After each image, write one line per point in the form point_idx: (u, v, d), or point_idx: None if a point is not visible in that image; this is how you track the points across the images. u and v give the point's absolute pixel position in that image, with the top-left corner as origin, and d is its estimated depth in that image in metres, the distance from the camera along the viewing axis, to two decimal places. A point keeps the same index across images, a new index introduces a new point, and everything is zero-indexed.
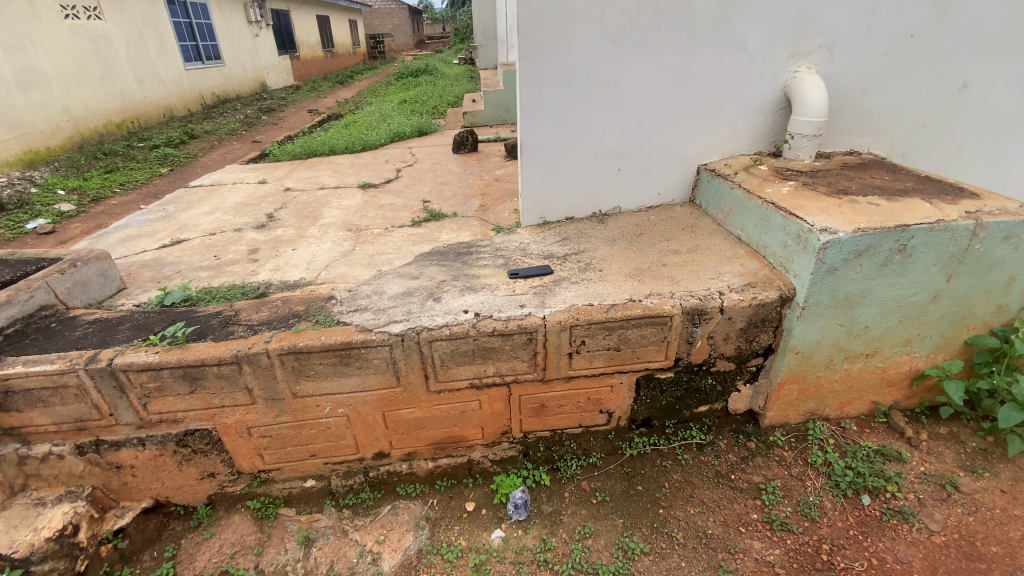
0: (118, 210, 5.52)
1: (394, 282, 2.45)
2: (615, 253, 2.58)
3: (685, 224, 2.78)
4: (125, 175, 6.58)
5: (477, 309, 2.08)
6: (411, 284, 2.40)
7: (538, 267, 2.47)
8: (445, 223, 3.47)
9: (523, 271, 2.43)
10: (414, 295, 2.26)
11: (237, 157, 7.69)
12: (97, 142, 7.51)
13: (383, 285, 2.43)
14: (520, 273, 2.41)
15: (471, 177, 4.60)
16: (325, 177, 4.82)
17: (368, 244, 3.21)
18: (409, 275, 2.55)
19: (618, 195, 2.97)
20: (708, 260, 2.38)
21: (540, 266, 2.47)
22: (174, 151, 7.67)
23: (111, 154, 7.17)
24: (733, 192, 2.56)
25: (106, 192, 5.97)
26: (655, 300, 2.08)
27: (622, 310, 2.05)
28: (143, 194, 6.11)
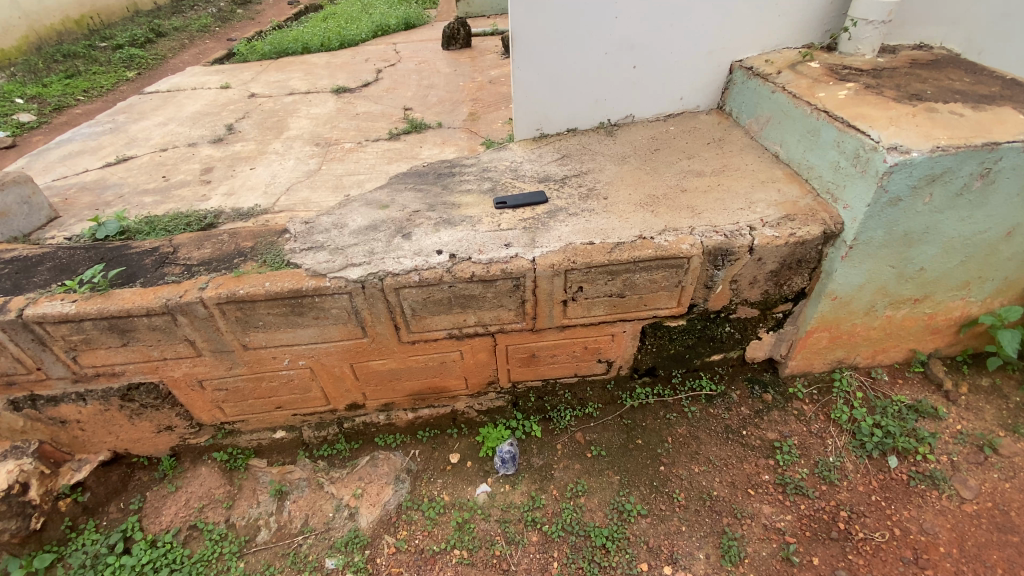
0: (81, 120, 5.01)
1: (358, 212, 2.07)
2: (622, 177, 2.15)
3: (712, 137, 2.31)
4: (87, 79, 5.94)
5: (459, 246, 1.74)
6: (378, 215, 2.03)
7: (535, 194, 2.04)
8: (428, 136, 3.01)
9: (518, 199, 2.01)
10: (382, 229, 1.90)
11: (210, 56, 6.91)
12: (56, 42, 6.75)
13: (347, 215, 2.06)
14: (514, 199, 2.01)
15: (462, 79, 3.99)
16: (296, 80, 4.23)
17: (337, 163, 2.78)
18: (377, 203, 2.16)
19: (631, 101, 2.46)
20: (738, 185, 1.94)
21: (535, 194, 2.04)
22: (140, 50, 6.89)
23: (73, 57, 6.46)
24: (773, 97, 2.07)
25: (69, 99, 5.40)
26: (671, 237, 1.72)
27: (629, 250, 1.69)
28: (109, 101, 5.53)
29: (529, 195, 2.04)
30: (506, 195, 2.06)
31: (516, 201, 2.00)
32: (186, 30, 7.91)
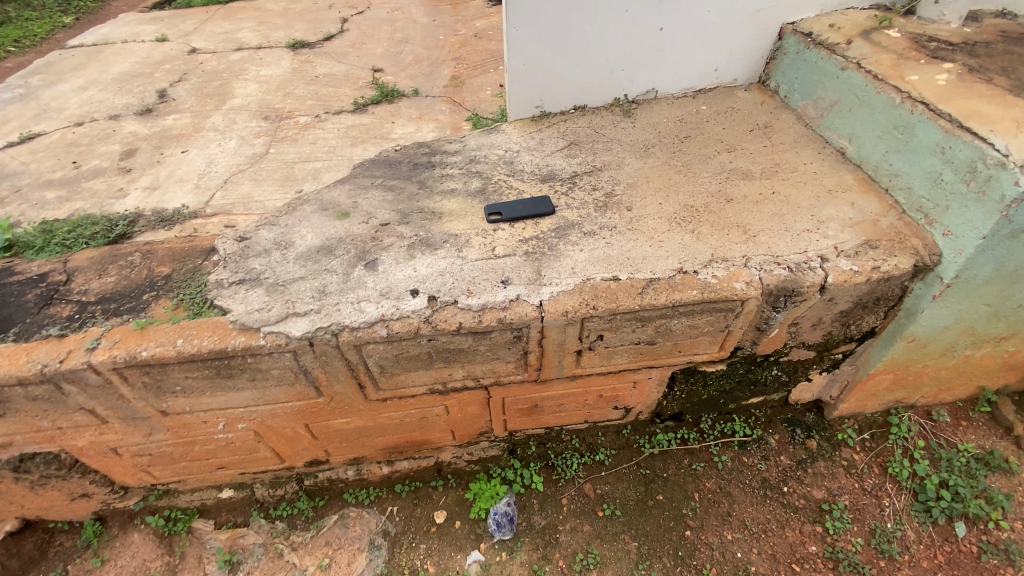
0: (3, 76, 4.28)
1: (308, 224, 1.60)
2: (646, 176, 1.70)
3: (756, 122, 1.85)
4: (9, 24, 5.10)
5: (444, 284, 1.31)
6: (334, 229, 1.56)
7: (541, 202, 1.59)
8: (402, 109, 2.51)
9: (518, 210, 1.56)
10: (337, 254, 1.44)
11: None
12: None
13: (293, 229, 1.59)
14: (513, 210, 1.56)
15: (442, 31, 3.38)
16: (246, 31, 3.58)
17: (289, 145, 2.27)
18: (333, 210, 1.69)
19: (654, 72, 1.97)
20: (798, 194, 1.51)
21: (541, 202, 1.59)
22: None
23: None
24: (842, 75, 1.60)
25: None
26: (722, 271, 1.32)
27: (666, 292, 1.28)
28: (41, 50, 4.74)
29: (532, 204, 1.58)
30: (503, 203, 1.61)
31: (515, 213, 1.55)
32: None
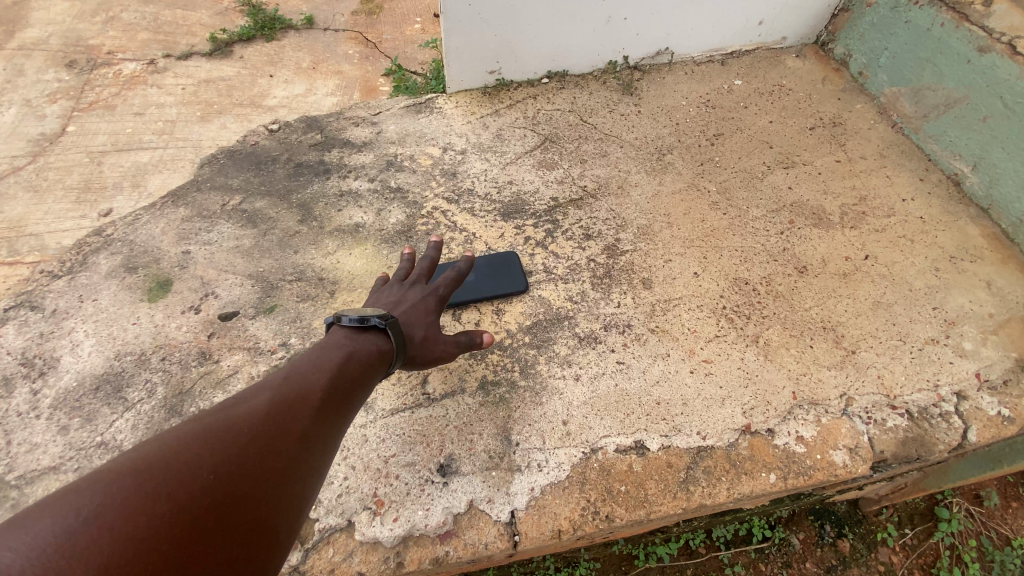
0: None
1: (86, 319, 0.93)
2: (665, 212, 1.09)
3: (817, 115, 1.25)
4: None
5: (340, 478, 0.71)
6: (134, 333, 0.89)
7: (507, 268, 0.97)
8: (287, 54, 1.68)
9: (470, 288, 0.93)
10: (128, 406, 0.81)
11: None
12: None
13: (58, 332, 0.91)
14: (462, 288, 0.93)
15: None
16: None
17: (102, 120, 1.47)
18: (143, 277, 0.99)
19: (671, 22, 1.29)
20: (903, 262, 0.98)
21: (507, 269, 0.97)
22: None
23: None
24: (977, 63, 1.03)
25: None
26: (811, 430, 0.80)
27: (723, 483, 0.75)
28: None
29: (494, 273, 0.96)
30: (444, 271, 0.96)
31: (466, 294, 0.92)
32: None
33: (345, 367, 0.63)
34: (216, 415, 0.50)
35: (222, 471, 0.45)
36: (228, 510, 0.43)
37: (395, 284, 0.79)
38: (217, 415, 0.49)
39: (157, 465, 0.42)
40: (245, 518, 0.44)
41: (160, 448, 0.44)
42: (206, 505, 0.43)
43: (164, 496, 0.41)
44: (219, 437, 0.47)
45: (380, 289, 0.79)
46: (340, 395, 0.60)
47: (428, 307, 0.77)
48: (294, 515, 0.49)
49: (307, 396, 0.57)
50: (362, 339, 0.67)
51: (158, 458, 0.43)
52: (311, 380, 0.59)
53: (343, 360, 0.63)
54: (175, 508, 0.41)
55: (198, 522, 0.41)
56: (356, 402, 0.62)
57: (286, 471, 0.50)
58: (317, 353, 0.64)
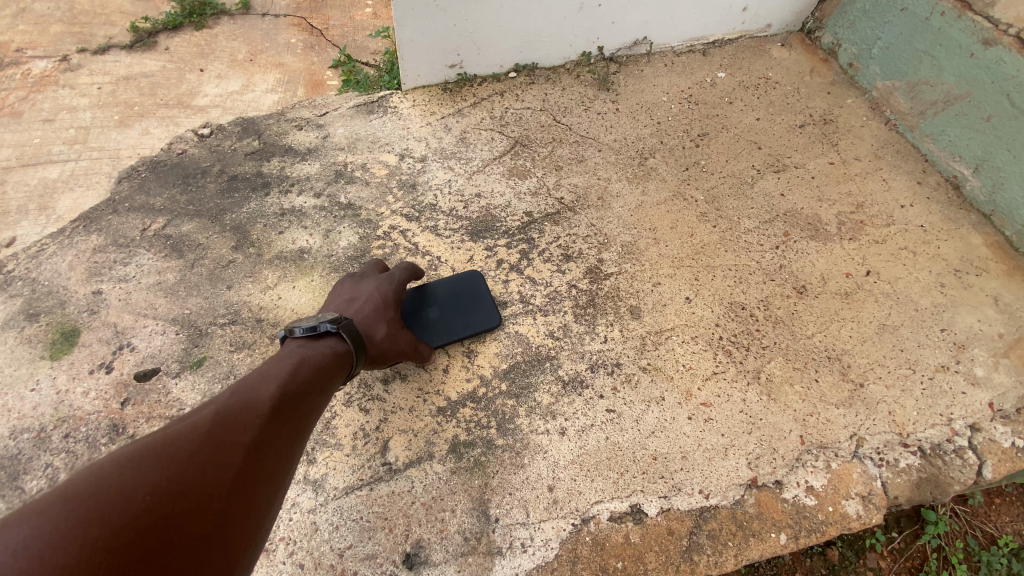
0: None
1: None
2: (652, 226, 0.99)
3: (806, 112, 1.16)
4: None
5: None
6: (32, 403, 0.77)
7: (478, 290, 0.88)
8: (221, 41, 1.49)
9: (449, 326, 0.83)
10: (23, 500, 0.69)
11: None
12: None
13: None
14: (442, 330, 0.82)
15: None
16: None
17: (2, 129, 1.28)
18: (45, 327, 0.85)
19: (650, 8, 1.16)
20: (907, 278, 0.91)
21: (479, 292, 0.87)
22: None
23: None
24: (982, 57, 0.96)
25: None
26: (821, 480, 0.72)
27: (726, 549, 0.67)
28: None
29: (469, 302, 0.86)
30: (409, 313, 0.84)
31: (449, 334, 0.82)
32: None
33: (299, 372, 0.59)
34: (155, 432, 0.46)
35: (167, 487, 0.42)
36: (173, 537, 0.40)
37: (347, 279, 0.79)
38: (155, 435, 0.45)
39: (92, 490, 0.39)
40: (195, 533, 0.41)
41: (92, 474, 0.40)
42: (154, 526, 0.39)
43: (97, 522, 0.37)
44: (157, 458, 0.43)
45: (337, 287, 0.79)
46: (296, 400, 0.57)
47: (383, 303, 0.74)
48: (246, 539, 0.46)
49: (257, 406, 0.53)
50: (313, 345, 0.64)
51: (83, 489, 0.39)
52: (260, 389, 0.55)
53: (296, 366, 0.60)
54: (106, 536, 0.37)
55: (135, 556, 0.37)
56: (311, 409, 0.59)
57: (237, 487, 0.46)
58: (268, 365, 0.60)
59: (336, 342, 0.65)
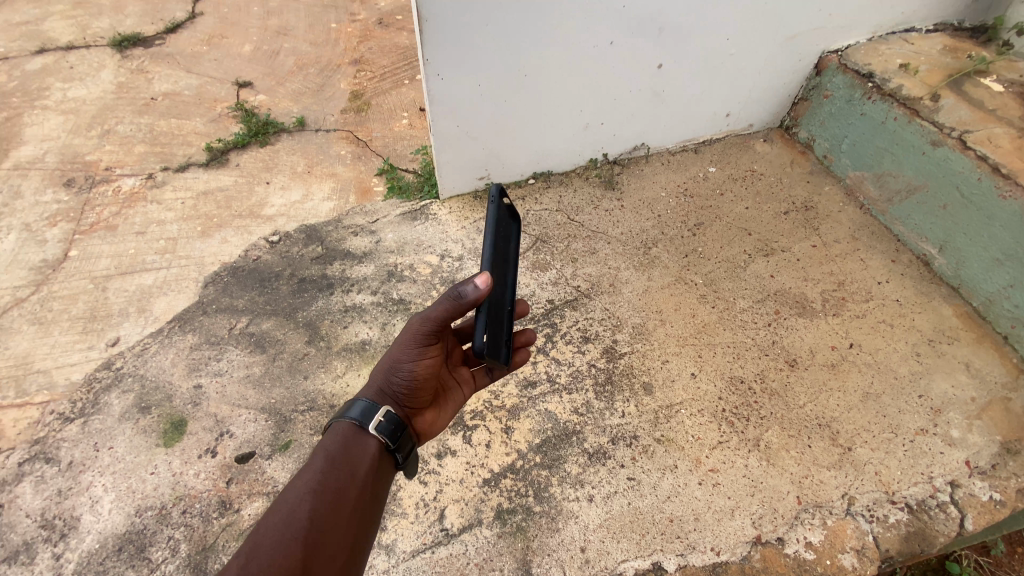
0: None
1: (103, 471, 0.96)
2: (659, 310, 1.14)
3: (789, 201, 1.34)
4: None
5: None
6: (153, 484, 0.94)
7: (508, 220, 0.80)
8: (282, 155, 1.76)
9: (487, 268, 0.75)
10: (151, 568, 0.86)
11: None
12: None
13: (76, 488, 0.95)
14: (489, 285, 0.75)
15: (335, 16, 2.53)
16: (57, 29, 2.67)
17: (102, 241, 1.53)
18: (157, 418, 1.03)
19: (646, 122, 1.38)
20: (887, 349, 1.04)
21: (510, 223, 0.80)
22: None
23: None
24: (931, 155, 1.13)
25: None
26: (818, 535, 0.83)
27: None
28: None
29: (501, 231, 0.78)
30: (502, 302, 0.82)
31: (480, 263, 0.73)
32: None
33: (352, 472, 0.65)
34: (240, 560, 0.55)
35: None
36: None
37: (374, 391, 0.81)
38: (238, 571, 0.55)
39: None
40: None
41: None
42: None
43: None
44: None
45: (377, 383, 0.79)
46: (319, 542, 0.59)
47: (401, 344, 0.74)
48: None
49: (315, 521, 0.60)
50: (332, 438, 0.67)
51: None
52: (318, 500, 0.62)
53: (331, 477, 0.63)
54: None
55: None
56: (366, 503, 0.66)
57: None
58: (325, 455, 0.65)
59: (356, 415, 0.68)
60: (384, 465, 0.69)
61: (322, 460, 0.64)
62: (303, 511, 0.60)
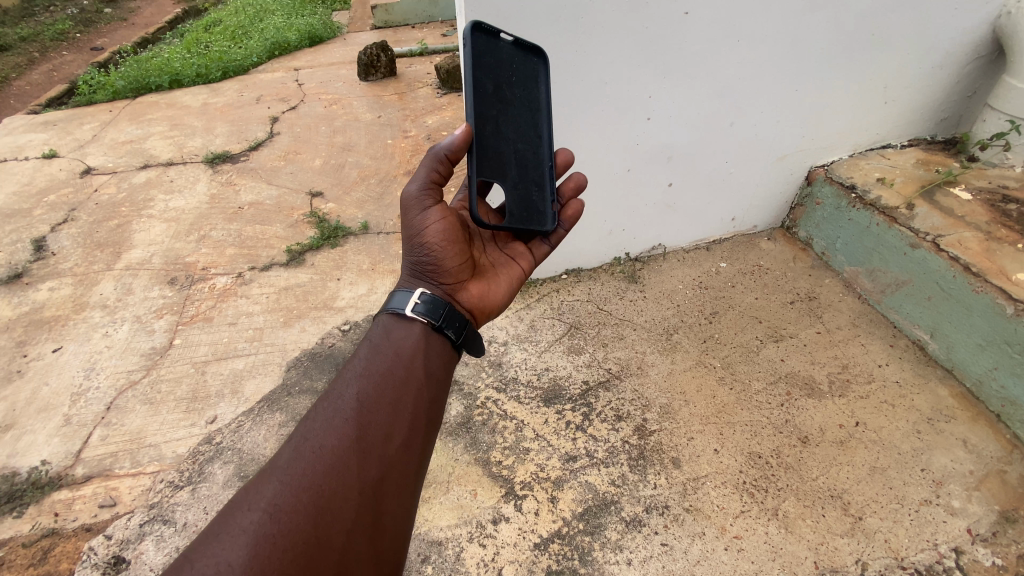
0: None
1: None
2: (683, 391, 1.31)
3: (793, 291, 1.53)
4: None
5: None
6: None
7: (520, 66, 0.96)
8: (348, 254, 2.07)
9: (490, 114, 0.91)
10: None
11: (78, 57, 5.40)
12: None
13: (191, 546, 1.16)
14: (497, 128, 0.90)
15: (390, 133, 2.97)
16: (159, 147, 3.18)
17: (201, 330, 1.80)
18: None
19: (663, 226, 1.63)
20: (889, 426, 1.17)
21: (518, 68, 0.95)
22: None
23: None
24: (913, 254, 1.31)
25: None
26: None
27: None
28: None
29: (495, 77, 0.92)
30: (539, 154, 0.99)
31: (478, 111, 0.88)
32: (38, 29, 5.81)
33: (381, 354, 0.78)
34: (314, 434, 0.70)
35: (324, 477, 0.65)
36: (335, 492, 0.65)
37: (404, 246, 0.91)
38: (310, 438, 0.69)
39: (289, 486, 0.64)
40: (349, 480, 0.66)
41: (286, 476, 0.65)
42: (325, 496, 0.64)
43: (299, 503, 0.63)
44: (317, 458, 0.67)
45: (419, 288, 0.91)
46: (366, 407, 0.72)
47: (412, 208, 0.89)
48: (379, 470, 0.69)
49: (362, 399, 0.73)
50: (377, 330, 0.81)
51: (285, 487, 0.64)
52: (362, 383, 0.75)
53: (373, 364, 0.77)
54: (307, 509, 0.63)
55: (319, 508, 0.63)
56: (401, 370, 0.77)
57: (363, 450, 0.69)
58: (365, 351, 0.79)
59: (394, 305, 0.82)
60: (432, 341, 0.81)
61: (367, 353, 0.78)
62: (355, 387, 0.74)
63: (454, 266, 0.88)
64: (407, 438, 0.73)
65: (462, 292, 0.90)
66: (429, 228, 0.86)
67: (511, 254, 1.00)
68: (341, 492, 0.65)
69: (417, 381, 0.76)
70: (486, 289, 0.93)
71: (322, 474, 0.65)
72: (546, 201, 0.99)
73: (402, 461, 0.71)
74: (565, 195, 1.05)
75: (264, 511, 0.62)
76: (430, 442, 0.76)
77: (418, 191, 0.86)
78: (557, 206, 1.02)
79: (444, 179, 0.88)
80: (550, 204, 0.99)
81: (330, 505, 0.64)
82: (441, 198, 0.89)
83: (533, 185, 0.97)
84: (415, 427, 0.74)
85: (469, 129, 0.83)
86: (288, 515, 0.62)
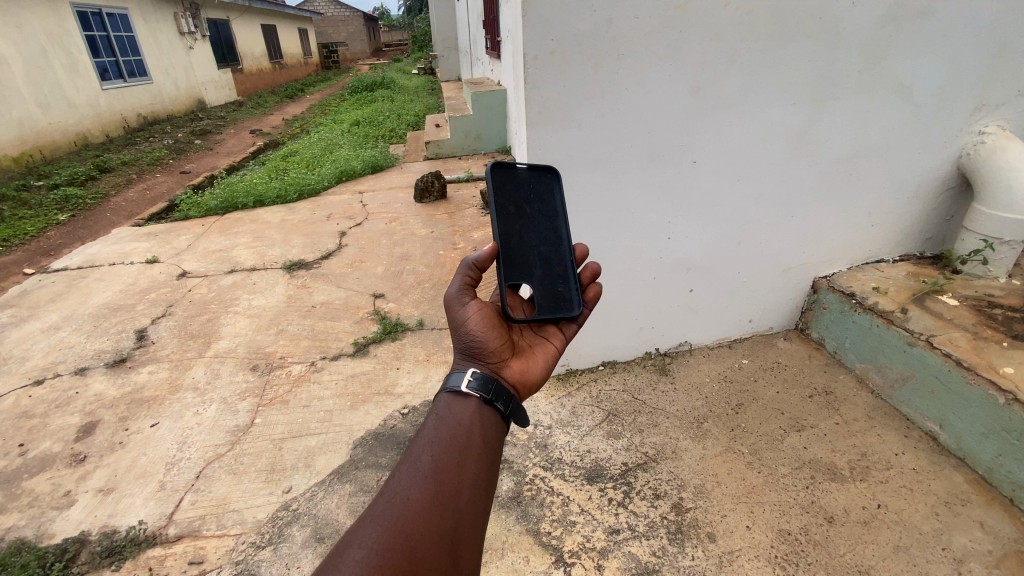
0: (13, 266, 4.15)
1: None
2: (714, 472, 1.45)
3: (810, 386, 1.70)
4: (28, 214, 5.11)
5: None
6: None
7: (535, 186, 1.23)
8: (406, 347, 2.35)
9: (515, 229, 1.17)
10: None
11: (174, 178, 6.35)
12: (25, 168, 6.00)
13: None
14: (522, 240, 1.16)
15: (441, 245, 3.42)
16: (242, 254, 3.70)
17: (279, 410, 2.05)
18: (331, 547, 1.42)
19: (688, 325, 1.87)
20: (909, 507, 1.29)
21: (534, 186, 1.22)
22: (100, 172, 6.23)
23: (23, 185, 5.65)
24: (912, 351, 1.49)
25: (13, 241, 4.57)
26: None
27: None
28: (63, 235, 4.79)
29: (513, 199, 1.19)
30: (559, 251, 1.21)
31: (504, 230, 1.16)
32: (144, 158, 6.89)
33: (447, 421, 0.89)
34: (394, 492, 0.78)
35: (410, 526, 0.75)
36: (422, 542, 0.74)
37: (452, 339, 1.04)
38: (395, 496, 0.78)
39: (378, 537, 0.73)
40: (432, 530, 0.76)
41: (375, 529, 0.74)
42: (413, 544, 0.73)
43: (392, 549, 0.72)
44: (402, 511, 0.76)
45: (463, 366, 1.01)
46: (441, 467, 0.82)
47: (451, 307, 1.06)
48: (455, 522, 0.78)
49: (435, 460, 0.83)
50: (439, 404, 0.92)
51: (375, 538, 0.73)
52: (433, 446, 0.85)
53: (441, 431, 0.87)
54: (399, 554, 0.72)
55: (411, 554, 0.72)
56: (466, 434, 0.88)
57: (440, 504, 0.78)
58: (433, 419, 0.90)
59: (451, 385, 0.94)
60: (485, 415, 0.91)
61: (434, 424, 0.89)
62: (429, 448, 0.84)
63: (497, 347, 1.03)
64: (473, 493, 0.82)
65: (506, 369, 1.02)
66: (470, 320, 1.03)
67: (546, 334, 1.13)
68: (429, 538, 0.75)
69: (478, 447, 0.87)
70: (526, 366, 1.05)
71: (412, 520, 0.75)
72: (571, 289, 1.18)
73: (472, 513, 0.80)
74: (582, 280, 1.21)
75: (370, 551, 0.71)
76: (489, 499, 0.85)
77: (457, 292, 1.05)
78: (578, 287, 1.19)
79: (477, 283, 1.07)
80: (574, 291, 1.18)
81: (420, 549, 0.73)
82: (476, 295, 1.07)
83: (558, 279, 1.17)
84: (478, 486, 0.84)
85: (495, 246, 1.07)
86: (390, 555, 0.71)
